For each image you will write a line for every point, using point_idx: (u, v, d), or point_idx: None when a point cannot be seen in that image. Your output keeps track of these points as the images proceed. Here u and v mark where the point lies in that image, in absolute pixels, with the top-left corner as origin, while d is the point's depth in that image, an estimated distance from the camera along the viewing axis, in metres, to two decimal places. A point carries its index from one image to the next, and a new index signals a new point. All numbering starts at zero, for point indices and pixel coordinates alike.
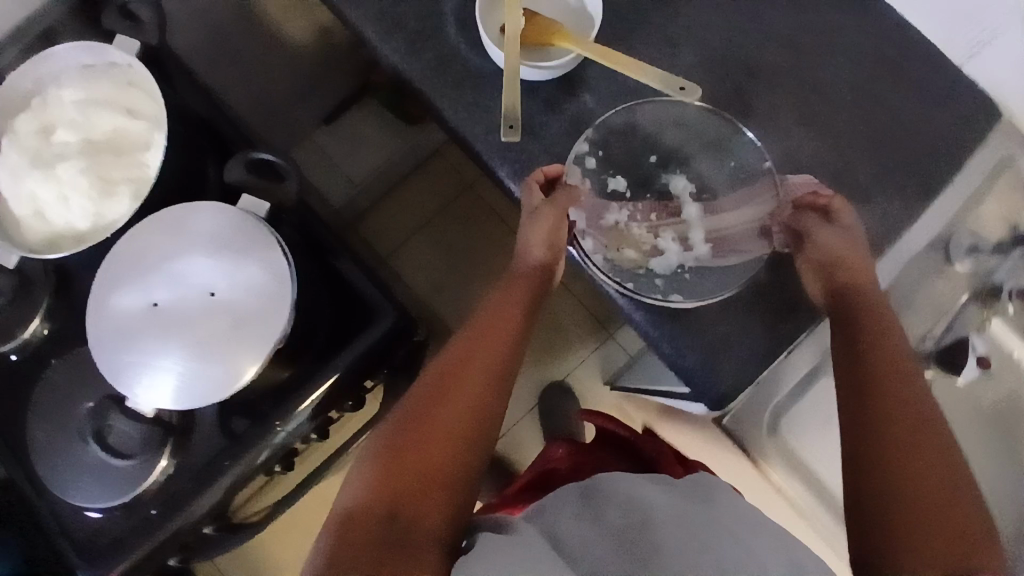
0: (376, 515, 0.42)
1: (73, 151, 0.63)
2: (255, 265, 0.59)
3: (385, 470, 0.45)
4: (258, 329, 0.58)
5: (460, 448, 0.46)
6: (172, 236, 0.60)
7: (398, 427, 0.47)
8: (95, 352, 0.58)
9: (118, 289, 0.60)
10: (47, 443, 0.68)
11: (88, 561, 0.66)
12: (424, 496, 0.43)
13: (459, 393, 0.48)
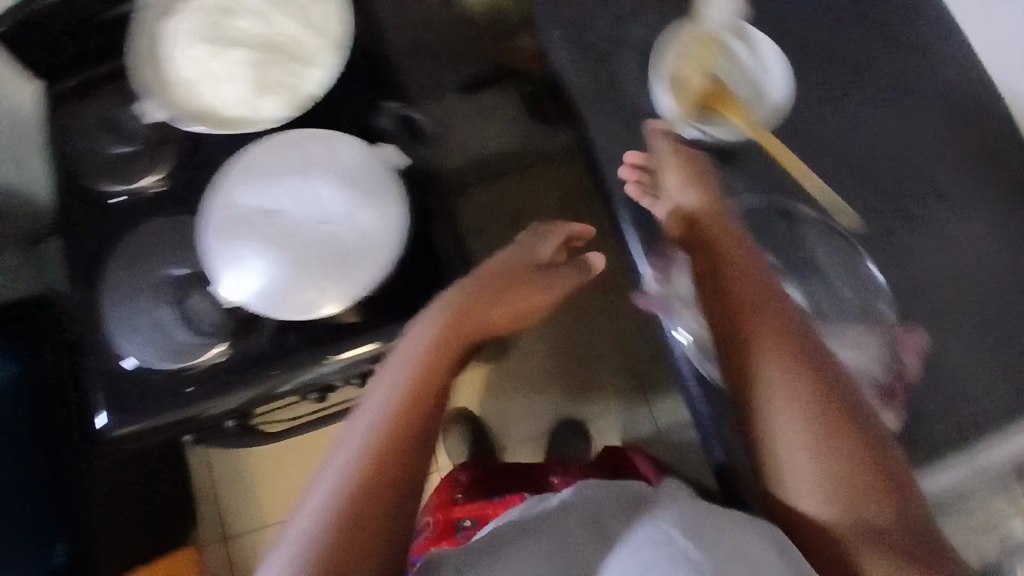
0: (331, 523, 0.41)
1: (245, 39, 0.65)
2: (374, 214, 0.61)
3: (336, 498, 0.43)
4: (356, 274, 0.60)
5: (396, 473, 0.44)
6: (301, 156, 0.62)
7: (345, 455, 0.45)
8: (205, 229, 0.62)
9: (244, 182, 0.62)
10: (124, 286, 0.70)
11: (110, 407, 0.66)
12: (370, 513, 0.42)
13: (403, 416, 0.46)
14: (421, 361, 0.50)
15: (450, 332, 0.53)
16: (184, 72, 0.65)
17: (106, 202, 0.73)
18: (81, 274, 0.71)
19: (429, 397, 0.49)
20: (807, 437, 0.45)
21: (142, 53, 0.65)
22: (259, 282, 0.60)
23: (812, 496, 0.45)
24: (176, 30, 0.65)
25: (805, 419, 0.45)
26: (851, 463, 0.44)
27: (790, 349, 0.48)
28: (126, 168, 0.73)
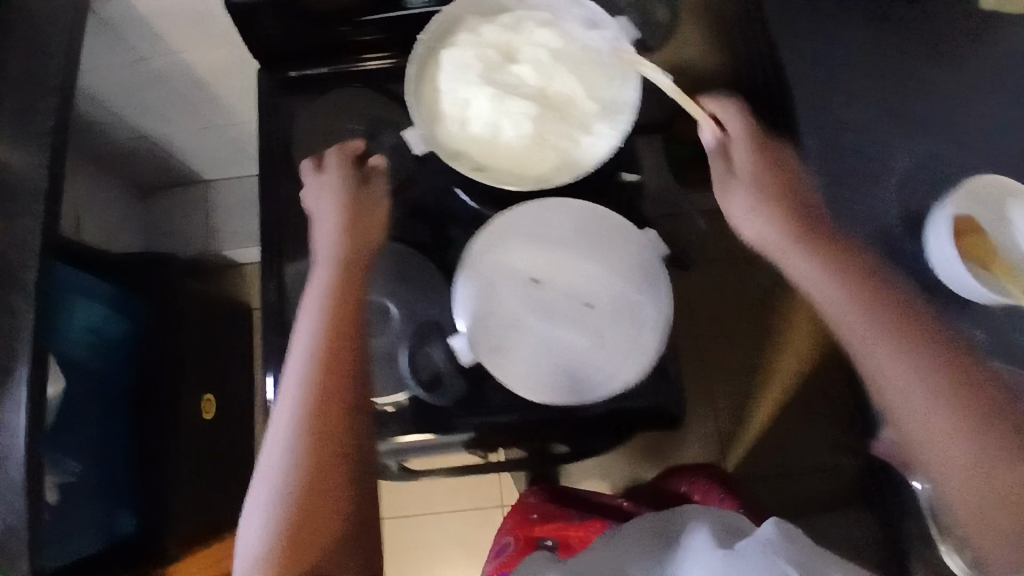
0: (282, 487, 0.52)
1: (526, 90, 0.63)
2: (644, 309, 0.58)
3: (271, 456, 0.54)
4: (613, 373, 0.56)
5: (317, 388, 0.55)
6: (574, 220, 0.59)
7: (276, 434, 0.55)
8: (459, 279, 0.58)
9: (509, 240, 0.59)
10: None
11: None
12: (313, 467, 0.53)
13: (319, 362, 0.56)
14: (319, 326, 0.58)
15: (348, 320, 0.58)
16: (456, 107, 0.63)
17: None
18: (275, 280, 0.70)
19: (337, 350, 0.57)
20: (900, 350, 0.53)
21: (416, 81, 0.64)
22: (509, 352, 0.57)
23: (929, 420, 0.50)
24: (456, 64, 0.63)
25: (888, 344, 0.53)
26: (923, 365, 0.51)
27: (843, 256, 0.58)
28: None
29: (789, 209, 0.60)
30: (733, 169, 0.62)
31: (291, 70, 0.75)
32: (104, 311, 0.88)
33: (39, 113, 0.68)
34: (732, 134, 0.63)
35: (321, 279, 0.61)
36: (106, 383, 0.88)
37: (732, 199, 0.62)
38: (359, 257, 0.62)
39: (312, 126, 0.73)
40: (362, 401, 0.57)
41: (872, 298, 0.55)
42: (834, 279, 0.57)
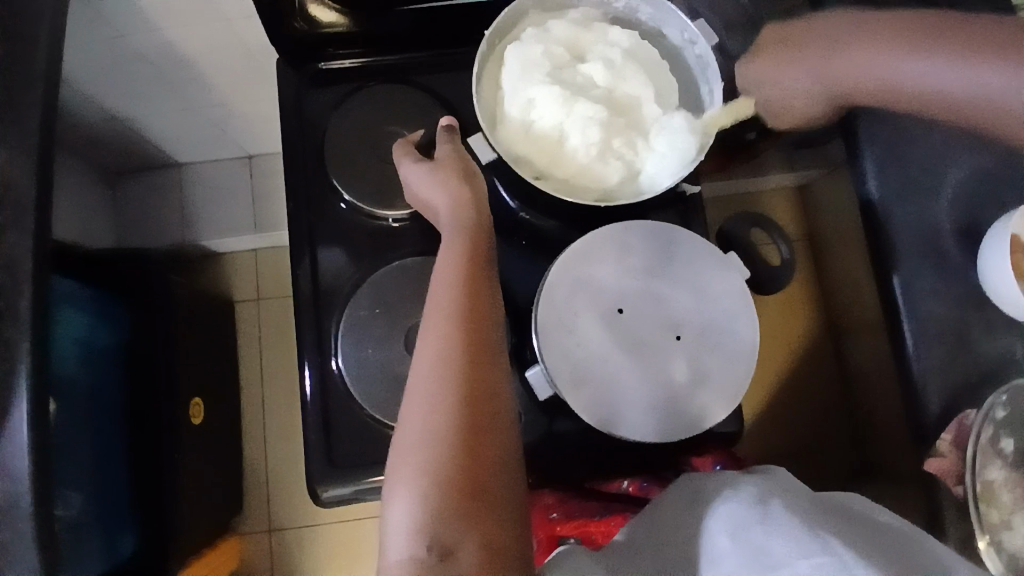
0: (423, 459, 0.44)
1: (593, 92, 0.60)
2: (730, 345, 0.56)
3: (412, 430, 0.45)
4: (699, 411, 0.54)
5: (459, 359, 0.47)
6: (667, 247, 0.57)
7: (413, 405, 0.47)
8: (539, 307, 0.55)
9: (590, 267, 0.56)
10: (359, 326, 0.64)
11: (337, 461, 0.63)
12: (467, 441, 0.44)
13: (459, 331, 0.49)
14: (453, 299, 0.50)
15: (483, 296, 0.51)
16: (521, 109, 0.60)
17: (361, 225, 0.67)
18: (314, 296, 0.66)
19: (472, 304, 0.50)
20: (986, 60, 0.47)
21: (477, 83, 0.62)
22: (591, 386, 0.54)
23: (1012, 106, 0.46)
24: (522, 61, 0.60)
25: (959, 55, 0.48)
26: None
27: (931, 31, 0.51)
28: (384, 190, 0.66)
29: (846, 32, 0.56)
30: (808, 67, 0.59)
31: (321, 64, 0.69)
32: (91, 318, 0.79)
33: (28, 104, 0.58)
34: (802, 72, 0.59)
35: (450, 248, 0.54)
36: (96, 400, 0.79)
37: (846, 58, 0.56)
38: (481, 235, 0.55)
39: (345, 125, 0.67)
40: (503, 378, 0.48)
41: (942, 40, 0.50)
42: (931, 56, 0.50)
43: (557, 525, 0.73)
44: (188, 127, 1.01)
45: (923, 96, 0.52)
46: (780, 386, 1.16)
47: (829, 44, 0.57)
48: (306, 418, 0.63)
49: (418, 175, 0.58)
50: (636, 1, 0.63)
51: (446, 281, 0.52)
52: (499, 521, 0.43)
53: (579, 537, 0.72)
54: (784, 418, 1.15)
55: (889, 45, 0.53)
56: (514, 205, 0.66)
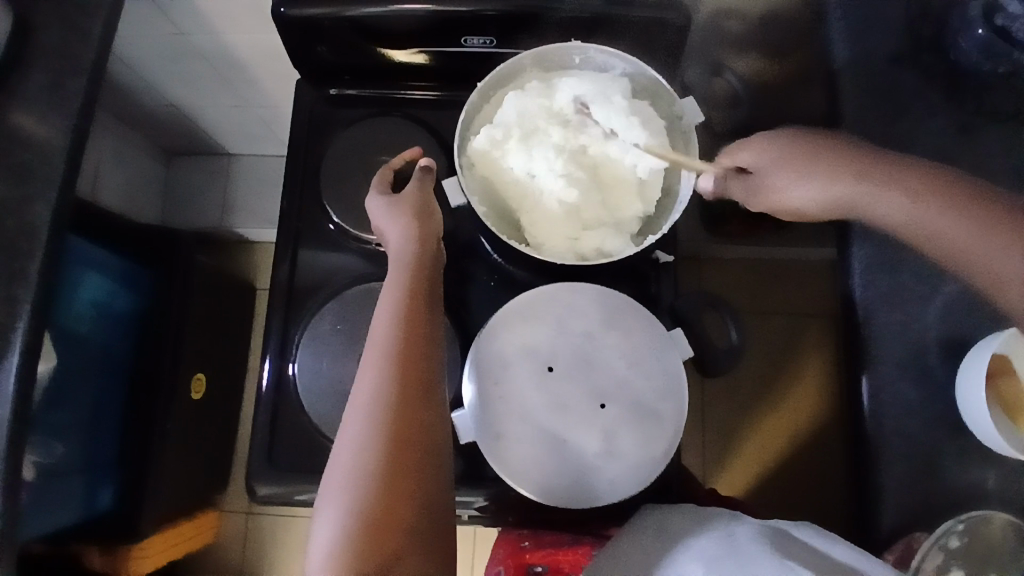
0: (350, 489, 0.44)
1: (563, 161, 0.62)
2: (664, 426, 0.56)
3: (341, 460, 0.45)
4: (613, 488, 0.54)
5: (391, 391, 0.47)
6: (615, 313, 0.57)
7: (346, 435, 0.46)
8: (473, 352, 0.56)
9: (529, 320, 0.57)
10: (320, 337, 0.66)
11: (277, 461, 0.65)
12: (391, 474, 0.44)
13: (395, 364, 0.48)
14: (394, 329, 0.50)
15: (423, 326, 0.51)
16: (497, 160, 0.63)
17: (345, 242, 0.71)
18: (289, 301, 0.70)
19: (411, 336, 0.50)
20: (1014, 240, 0.49)
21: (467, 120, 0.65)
22: (511, 441, 0.55)
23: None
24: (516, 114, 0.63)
25: (991, 237, 0.50)
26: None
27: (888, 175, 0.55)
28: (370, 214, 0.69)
29: (886, 174, 0.56)
30: (848, 188, 0.57)
31: (334, 89, 0.73)
32: (114, 284, 0.86)
33: (69, 92, 0.64)
34: (828, 185, 0.57)
35: (399, 274, 0.54)
36: (105, 356, 0.86)
37: (869, 202, 0.56)
38: (432, 270, 0.55)
39: (346, 149, 0.71)
40: (438, 411, 0.48)
41: (960, 206, 0.52)
42: (971, 233, 0.51)
43: (528, 553, 0.72)
44: (240, 122, 1.08)
45: (971, 266, 0.52)
46: (786, 451, 1.09)
47: (860, 179, 0.56)
48: (256, 416, 0.66)
49: (381, 211, 0.58)
50: (634, 71, 0.64)
51: (388, 312, 0.51)
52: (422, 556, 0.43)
53: (548, 565, 0.70)
54: (786, 480, 1.07)
55: (913, 207, 0.54)
56: (489, 249, 0.67)
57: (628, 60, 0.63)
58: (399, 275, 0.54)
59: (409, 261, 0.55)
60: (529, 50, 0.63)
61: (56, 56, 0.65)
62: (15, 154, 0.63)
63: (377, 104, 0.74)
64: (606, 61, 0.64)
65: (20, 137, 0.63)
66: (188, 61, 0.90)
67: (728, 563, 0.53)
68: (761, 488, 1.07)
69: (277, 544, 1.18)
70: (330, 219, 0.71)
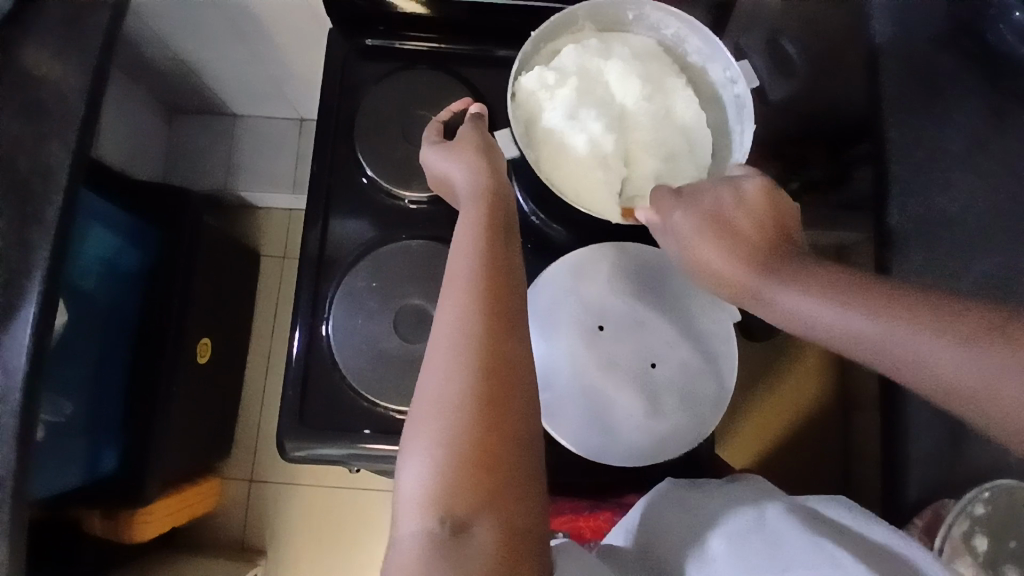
0: (438, 421, 0.41)
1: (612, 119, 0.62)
2: (716, 384, 0.56)
3: (425, 391, 0.43)
4: (660, 445, 0.55)
5: (478, 328, 0.44)
6: (664, 272, 0.58)
7: (430, 370, 0.44)
8: (523, 310, 0.56)
9: (578, 280, 0.57)
10: (354, 295, 0.66)
11: (310, 417, 0.65)
12: (483, 410, 0.41)
13: (479, 301, 0.46)
14: (473, 267, 0.47)
15: (503, 264, 0.48)
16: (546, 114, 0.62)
17: (378, 199, 0.70)
18: (320, 258, 0.68)
19: (491, 269, 0.48)
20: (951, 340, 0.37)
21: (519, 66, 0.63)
22: (561, 397, 0.55)
23: (996, 391, 0.35)
24: (571, 70, 0.62)
25: (909, 327, 0.38)
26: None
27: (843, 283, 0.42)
28: (406, 172, 0.68)
29: (807, 275, 0.44)
30: (765, 276, 0.45)
31: (369, 40, 0.71)
32: (120, 241, 0.83)
33: (90, 32, 0.59)
34: (745, 270, 0.46)
35: (471, 216, 0.52)
36: (109, 316, 0.83)
37: (783, 295, 0.44)
38: (504, 209, 0.53)
39: (381, 103, 0.70)
40: (523, 352, 0.46)
41: (880, 302, 0.40)
42: (900, 328, 0.38)
43: (549, 519, 0.66)
44: (252, 79, 1.04)
45: (936, 393, 0.37)
46: (791, 426, 1.10)
47: (768, 274, 0.45)
48: (288, 375, 0.65)
49: (438, 156, 0.59)
50: (687, 31, 0.64)
51: (466, 249, 0.49)
52: (519, 497, 0.40)
53: (569, 531, 0.65)
54: (791, 454, 1.08)
55: (837, 301, 0.41)
56: (527, 208, 0.67)
57: (682, 18, 0.63)
58: (472, 214, 0.52)
59: (481, 201, 0.53)
60: (587, 2, 0.62)
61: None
62: (32, 95, 0.58)
63: (413, 58, 0.72)
64: (659, 19, 0.64)
65: (36, 78, 0.58)
66: (202, 12, 0.85)
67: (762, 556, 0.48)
68: (767, 462, 1.08)
69: (277, 512, 1.17)
70: (363, 174, 0.69)
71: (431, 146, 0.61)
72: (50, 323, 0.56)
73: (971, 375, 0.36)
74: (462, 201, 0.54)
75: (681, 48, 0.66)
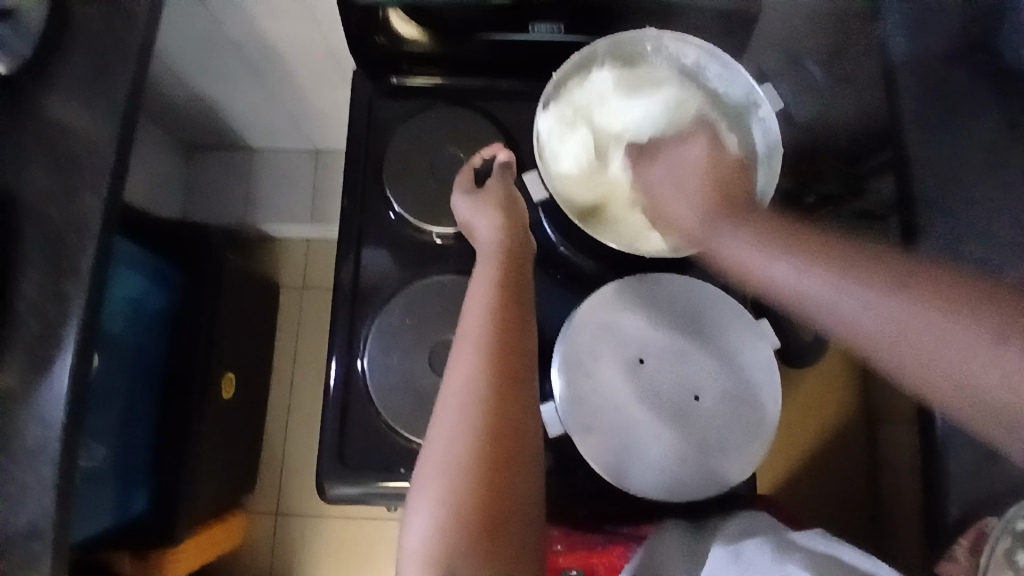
0: (448, 474, 0.44)
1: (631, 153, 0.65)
2: (752, 419, 0.57)
3: (438, 446, 0.46)
4: (699, 480, 0.55)
5: (492, 389, 0.47)
6: (697, 306, 0.59)
7: (444, 424, 0.47)
8: (563, 342, 0.57)
9: (618, 313, 0.58)
10: (388, 333, 0.66)
11: (349, 455, 0.65)
12: (486, 472, 0.44)
13: (488, 364, 0.48)
14: (484, 328, 0.50)
15: (517, 326, 0.51)
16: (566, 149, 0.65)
17: (408, 236, 0.70)
18: (353, 295, 0.69)
19: (509, 329, 0.51)
20: (928, 311, 0.40)
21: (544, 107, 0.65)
22: (603, 431, 0.55)
23: (967, 370, 0.39)
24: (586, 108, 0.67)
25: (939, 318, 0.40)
26: (978, 326, 0.39)
27: (887, 269, 0.43)
28: (433, 207, 0.69)
29: (829, 256, 0.46)
30: (771, 258, 0.48)
31: (395, 79, 0.73)
32: (146, 280, 0.83)
33: (116, 80, 0.58)
34: (702, 218, 0.55)
35: (490, 274, 0.54)
36: (136, 358, 0.83)
37: (763, 259, 0.49)
38: (517, 271, 0.55)
39: (407, 141, 0.70)
40: (530, 414, 0.48)
41: (841, 263, 0.45)
42: (863, 292, 0.43)
43: (560, 557, 0.62)
44: (267, 115, 1.05)
45: (880, 325, 0.42)
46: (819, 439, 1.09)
47: (726, 232, 0.53)
48: (325, 414, 0.66)
49: (466, 206, 0.61)
50: (707, 59, 0.64)
51: (478, 309, 0.52)
52: (519, 557, 0.42)
53: (582, 568, 0.61)
54: (820, 468, 1.08)
55: (839, 284, 0.44)
56: (555, 240, 0.68)
57: (703, 45, 0.63)
58: (484, 274, 0.55)
59: (493, 261, 0.56)
60: (605, 39, 0.63)
61: (100, 39, 0.59)
62: (61, 147, 0.57)
63: (435, 94, 0.73)
64: (678, 49, 0.65)
65: (64, 130, 0.57)
66: (219, 53, 0.85)
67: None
68: (798, 475, 1.08)
69: (303, 546, 1.16)
70: (391, 209, 0.70)
71: (461, 196, 0.62)
72: (87, 375, 0.55)
73: (938, 337, 0.40)
74: (478, 258, 0.57)
75: (701, 76, 0.66)
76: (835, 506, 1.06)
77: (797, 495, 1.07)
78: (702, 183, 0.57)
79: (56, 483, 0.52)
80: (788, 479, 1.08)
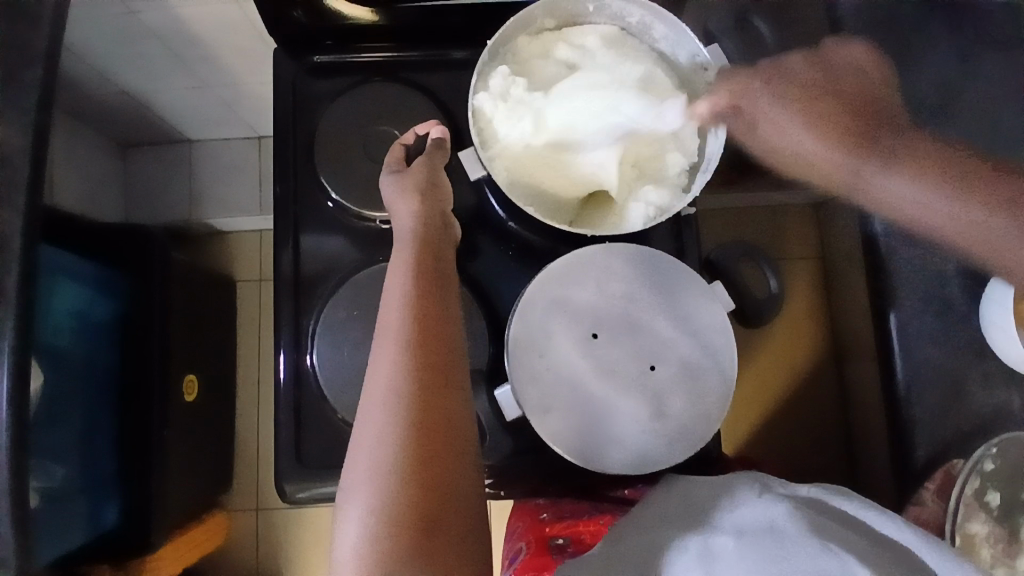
0: (373, 477, 0.43)
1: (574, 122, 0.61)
2: (711, 381, 0.57)
3: (363, 446, 0.45)
4: (664, 452, 0.55)
5: (414, 379, 0.46)
6: (647, 275, 0.58)
7: (367, 422, 0.46)
8: (514, 323, 0.56)
9: (569, 289, 0.57)
10: (337, 326, 0.64)
11: (310, 451, 0.64)
12: (419, 468, 0.43)
13: (414, 357, 0.47)
14: (407, 318, 0.49)
15: (437, 310, 0.50)
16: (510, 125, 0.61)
17: (349, 224, 0.68)
18: (296, 288, 0.67)
19: (430, 315, 0.50)
20: (986, 215, 0.58)
21: (477, 84, 0.61)
22: (562, 410, 0.55)
23: (988, 229, 0.58)
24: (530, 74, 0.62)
25: (958, 195, 0.58)
26: (943, 179, 0.59)
27: (934, 160, 0.60)
28: (371, 191, 0.66)
29: (909, 161, 0.60)
30: (880, 166, 0.61)
31: (316, 56, 0.69)
32: (91, 291, 0.78)
33: (22, 85, 0.52)
34: (843, 154, 0.61)
35: (406, 263, 0.54)
36: (89, 371, 0.79)
37: (877, 178, 0.61)
38: (438, 255, 0.55)
39: (338, 122, 0.67)
40: (460, 401, 0.47)
41: (939, 182, 0.59)
42: (912, 183, 0.60)
43: (549, 528, 0.66)
44: (202, 103, 1.00)
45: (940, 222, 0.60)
46: (790, 390, 1.09)
47: (874, 159, 0.60)
48: (278, 414, 0.65)
49: (386, 189, 0.60)
50: (652, 18, 0.62)
51: (401, 299, 0.50)
52: (454, 549, 0.41)
53: (568, 536, 0.63)
54: (795, 417, 1.09)
55: (923, 188, 0.60)
56: (502, 215, 0.66)
57: (646, 5, 0.61)
58: (404, 262, 0.54)
59: (414, 248, 0.55)
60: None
61: None
62: None
63: (365, 70, 0.70)
64: (621, 8, 0.62)
65: None
66: (139, 44, 0.80)
67: (782, 544, 0.46)
68: (770, 426, 1.09)
69: (288, 540, 1.16)
70: (328, 197, 0.67)
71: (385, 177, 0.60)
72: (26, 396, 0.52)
73: (896, 182, 0.60)
74: (397, 248, 0.56)
75: (648, 36, 0.64)
76: (811, 452, 1.07)
77: (772, 445, 1.08)
78: (854, 93, 0.62)
79: (12, 516, 0.50)
80: (764, 432, 1.08)
